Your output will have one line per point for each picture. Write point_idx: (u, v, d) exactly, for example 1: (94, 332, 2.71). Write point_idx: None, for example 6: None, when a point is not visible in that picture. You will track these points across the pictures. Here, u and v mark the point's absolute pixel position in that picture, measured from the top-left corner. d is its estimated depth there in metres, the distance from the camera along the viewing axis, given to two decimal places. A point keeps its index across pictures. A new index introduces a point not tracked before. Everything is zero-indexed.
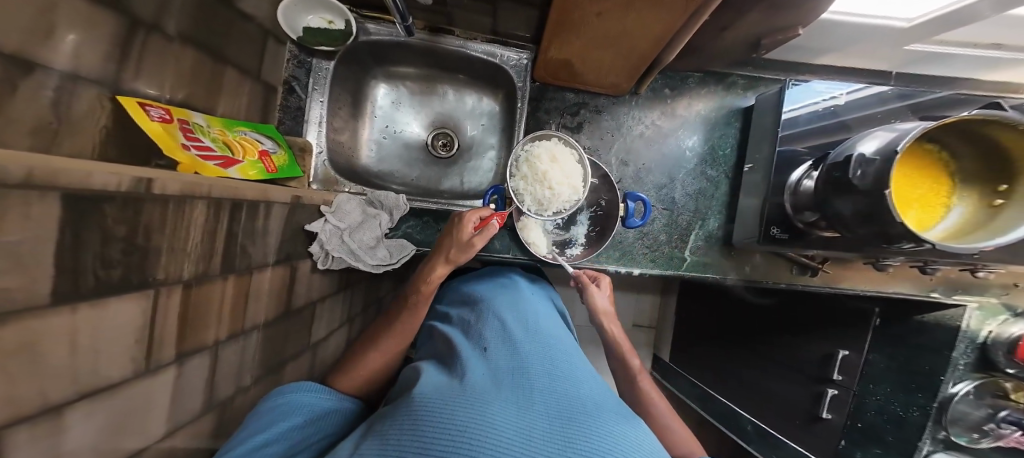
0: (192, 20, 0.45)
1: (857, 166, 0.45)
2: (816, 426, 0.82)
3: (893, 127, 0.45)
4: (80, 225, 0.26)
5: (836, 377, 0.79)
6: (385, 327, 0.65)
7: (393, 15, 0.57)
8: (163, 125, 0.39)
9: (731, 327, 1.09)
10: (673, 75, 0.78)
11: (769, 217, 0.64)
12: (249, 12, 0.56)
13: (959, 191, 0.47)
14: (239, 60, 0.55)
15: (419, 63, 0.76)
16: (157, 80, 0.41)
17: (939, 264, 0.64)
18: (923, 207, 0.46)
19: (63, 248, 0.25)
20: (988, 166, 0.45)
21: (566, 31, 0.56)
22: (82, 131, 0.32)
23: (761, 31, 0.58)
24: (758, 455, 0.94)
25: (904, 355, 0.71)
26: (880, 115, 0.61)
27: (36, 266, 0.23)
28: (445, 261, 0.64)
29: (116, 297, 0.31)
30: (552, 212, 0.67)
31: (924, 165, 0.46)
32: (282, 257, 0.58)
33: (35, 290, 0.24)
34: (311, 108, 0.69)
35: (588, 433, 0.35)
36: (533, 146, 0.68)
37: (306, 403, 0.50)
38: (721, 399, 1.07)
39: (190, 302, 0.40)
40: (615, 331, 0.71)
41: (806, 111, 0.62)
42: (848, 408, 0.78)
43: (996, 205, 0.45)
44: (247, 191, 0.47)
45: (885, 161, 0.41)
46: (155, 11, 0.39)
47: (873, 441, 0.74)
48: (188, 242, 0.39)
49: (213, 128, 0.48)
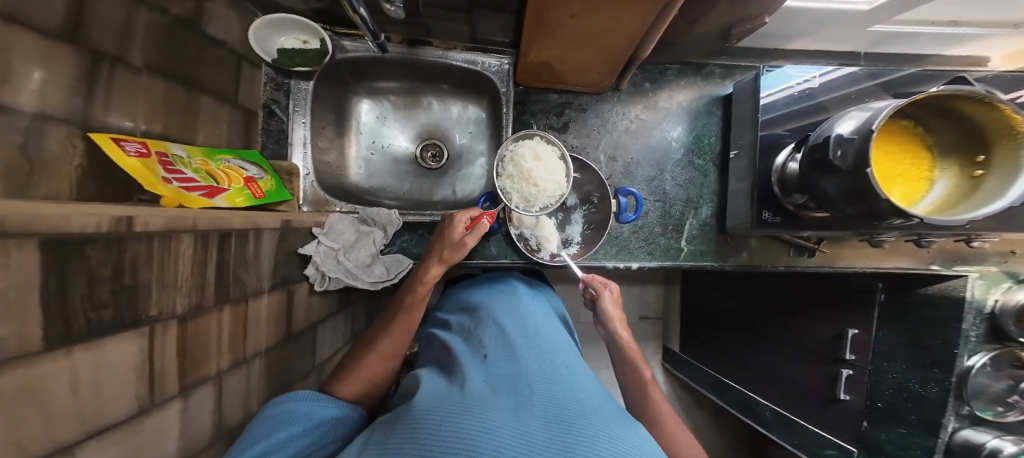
0: (159, 52, 0.45)
1: (836, 146, 0.44)
2: (835, 408, 0.81)
3: (867, 107, 0.45)
4: (63, 269, 0.26)
5: (849, 357, 0.79)
6: (380, 332, 0.63)
7: (363, 33, 0.58)
8: (141, 160, 0.39)
9: (738, 313, 1.08)
10: (651, 69, 0.78)
11: (760, 201, 0.63)
12: (219, 37, 0.56)
13: (941, 164, 0.47)
14: (214, 86, 0.55)
15: (400, 76, 0.77)
16: (131, 115, 0.42)
17: (933, 237, 0.64)
18: (908, 182, 0.46)
19: (49, 292, 0.26)
20: (963, 139, 0.46)
21: (541, 33, 0.56)
22: (55, 172, 0.33)
23: (731, 20, 0.58)
24: (779, 440, 0.93)
25: (915, 331, 0.70)
26: (856, 94, 0.61)
27: (24, 312, 0.24)
28: (439, 261, 0.64)
29: (111, 338, 0.31)
30: (539, 208, 0.67)
31: (904, 140, 0.46)
32: (277, 282, 0.58)
33: (26, 335, 0.24)
34: (294, 129, 0.70)
35: (585, 439, 0.35)
36: (515, 145, 0.67)
37: (302, 411, 0.48)
38: (738, 388, 1.05)
39: (187, 334, 0.41)
40: (626, 340, 0.69)
41: (783, 95, 0.62)
42: (865, 387, 0.76)
43: (977, 177, 0.46)
44: (233, 219, 0.47)
45: (864, 140, 0.41)
46: (119, 44, 0.39)
47: (895, 420, 0.71)
48: (178, 277, 0.39)
49: (194, 158, 0.49)
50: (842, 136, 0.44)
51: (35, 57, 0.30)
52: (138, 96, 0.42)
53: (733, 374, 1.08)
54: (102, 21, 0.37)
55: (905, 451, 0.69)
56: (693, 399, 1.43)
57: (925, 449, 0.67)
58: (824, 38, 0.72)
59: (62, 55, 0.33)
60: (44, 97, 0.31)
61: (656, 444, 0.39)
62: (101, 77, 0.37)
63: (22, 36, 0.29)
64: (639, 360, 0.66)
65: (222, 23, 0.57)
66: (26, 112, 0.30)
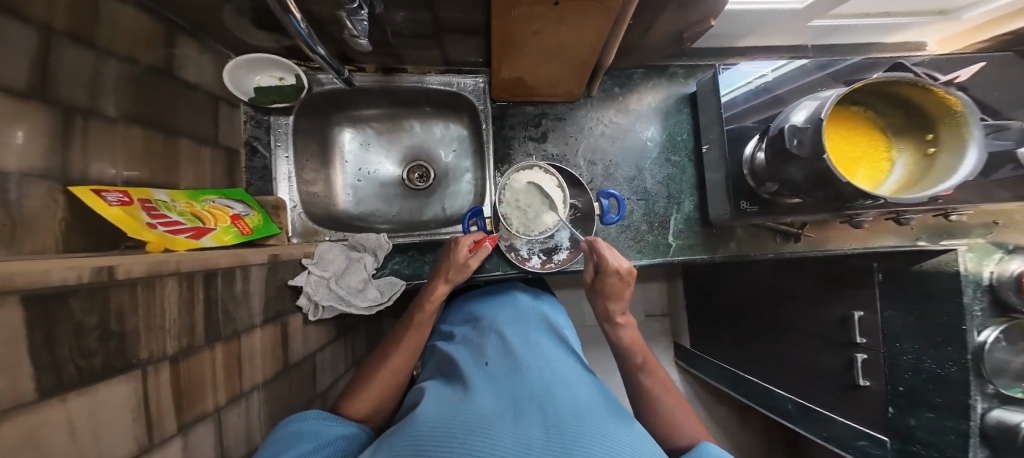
0: (135, 101, 0.47)
1: (792, 135, 0.50)
2: (857, 394, 0.78)
3: (818, 97, 0.51)
4: (49, 321, 0.28)
5: (859, 340, 0.77)
6: (391, 347, 0.64)
7: (328, 71, 0.60)
8: (123, 208, 0.41)
9: (743, 304, 1.08)
10: (618, 75, 0.81)
11: (736, 192, 0.65)
12: (195, 81, 0.58)
13: (896, 145, 0.54)
14: (194, 129, 0.57)
15: (380, 103, 0.79)
16: (110, 165, 0.43)
17: (914, 212, 0.64)
18: (869, 164, 0.52)
19: (38, 343, 0.27)
20: (912, 122, 0.53)
21: (508, 51, 0.58)
22: (38, 228, 0.34)
23: (682, 25, 0.61)
24: (806, 433, 0.91)
25: (917, 309, 0.69)
26: (806, 83, 0.63)
27: (14, 365, 0.25)
28: (445, 281, 0.64)
29: (103, 384, 0.32)
30: (539, 232, 0.68)
31: (858, 125, 0.53)
32: (271, 315, 0.59)
33: (16, 387, 0.25)
34: (278, 164, 0.72)
35: (584, 441, 0.35)
36: (514, 173, 0.69)
37: (312, 430, 0.48)
38: (757, 382, 1.03)
39: (181, 374, 0.42)
40: (621, 325, 0.66)
41: (739, 95, 0.67)
42: (882, 371, 0.75)
43: (931, 154, 0.52)
44: (219, 258, 0.48)
45: (817, 129, 0.45)
46: (91, 97, 0.40)
47: (921, 405, 0.68)
48: (166, 320, 0.40)
49: (179, 201, 0.51)
50: (797, 126, 0.49)
51: (9, 119, 0.32)
52: (115, 146, 0.44)
53: (749, 366, 1.07)
54: (75, 79, 0.39)
55: (939, 436, 0.66)
56: (712, 392, 1.41)
57: (959, 435, 0.63)
58: (771, 34, 0.75)
59: (35, 114, 0.34)
60: (22, 155, 0.33)
61: (656, 445, 0.39)
62: (76, 130, 0.39)
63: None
64: (633, 344, 0.65)
65: (195, 66, 0.58)
66: (5, 170, 0.32)
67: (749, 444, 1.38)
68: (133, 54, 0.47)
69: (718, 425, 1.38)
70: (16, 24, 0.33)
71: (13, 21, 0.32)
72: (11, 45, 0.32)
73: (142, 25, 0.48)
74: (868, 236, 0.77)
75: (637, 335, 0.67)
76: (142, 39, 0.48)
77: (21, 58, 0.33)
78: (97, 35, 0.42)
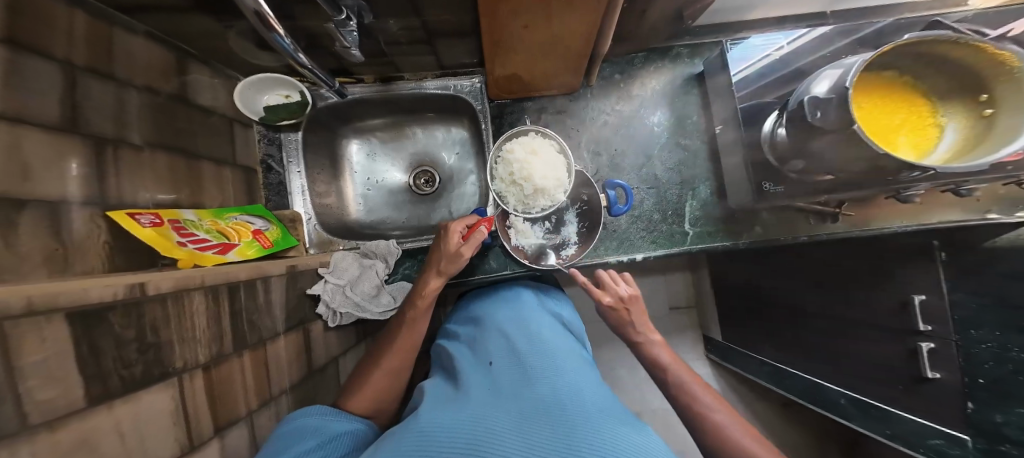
0: (156, 129, 0.51)
1: (814, 108, 0.45)
2: (925, 389, 0.69)
3: (842, 64, 0.46)
4: (90, 336, 0.31)
5: (924, 328, 0.68)
6: (385, 344, 0.65)
7: (318, 83, 0.62)
8: (155, 228, 0.44)
9: (778, 292, 1.00)
10: (617, 60, 0.78)
11: (757, 173, 0.61)
12: (209, 105, 0.62)
13: (944, 110, 0.48)
14: (212, 151, 0.62)
15: (384, 113, 0.81)
16: (143, 191, 0.48)
17: (974, 182, 0.56)
18: (911, 133, 0.47)
19: (81, 356, 0.30)
20: (960, 83, 0.46)
21: (501, 49, 0.57)
22: (84, 252, 0.39)
23: (680, 2, 0.57)
24: (865, 431, 0.82)
25: (997, 289, 0.60)
26: (829, 53, 0.59)
27: (65, 376, 0.29)
28: (437, 273, 0.65)
29: (143, 391, 0.36)
30: (538, 209, 0.68)
31: (896, 92, 0.47)
32: (292, 323, 0.63)
33: (70, 397, 0.29)
34: (291, 179, 0.76)
35: (590, 439, 0.34)
36: (505, 143, 0.69)
37: (314, 426, 0.50)
38: (800, 375, 0.95)
39: (213, 381, 0.45)
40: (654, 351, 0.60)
41: (752, 72, 0.63)
42: (956, 363, 0.64)
43: (987, 115, 0.46)
44: (240, 271, 0.52)
45: (843, 99, 0.41)
46: (118, 127, 0.45)
47: (1010, 400, 0.58)
48: (196, 330, 0.43)
49: (205, 220, 0.55)
50: (818, 98, 0.44)
51: (50, 155, 0.36)
52: (145, 173, 0.48)
53: (788, 359, 0.99)
54: (99, 111, 0.42)
55: None
56: (751, 388, 1.32)
57: None
58: (783, 4, 0.68)
59: (73, 149, 0.39)
60: (62, 189, 0.37)
61: (661, 438, 0.38)
62: (108, 159, 0.43)
63: (26, 133, 0.34)
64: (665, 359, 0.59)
65: (208, 91, 0.62)
66: (49, 201, 0.36)
67: (797, 441, 1.28)
68: (153, 88, 0.51)
69: (759, 422, 1.29)
70: (46, 65, 0.36)
71: (44, 64, 0.36)
72: (45, 89, 0.36)
73: (157, 60, 0.53)
74: (920, 211, 0.69)
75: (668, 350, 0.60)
76: (159, 73, 0.53)
77: (51, 99, 0.37)
78: (116, 70, 0.45)
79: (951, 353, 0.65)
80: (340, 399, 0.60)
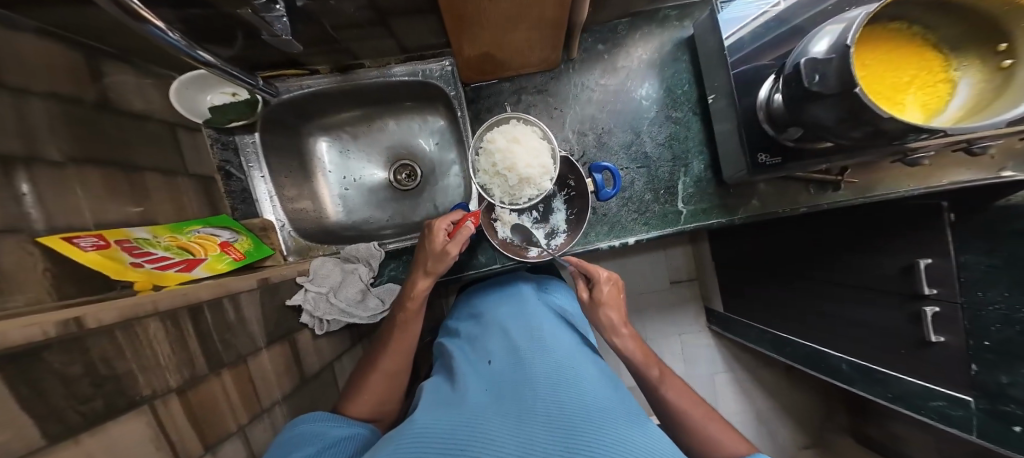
0: (76, 140, 0.46)
1: (812, 71, 0.40)
2: (928, 353, 0.67)
3: (843, 18, 0.40)
4: (29, 378, 0.27)
5: (929, 292, 0.65)
6: (378, 350, 0.63)
7: (235, 83, 0.54)
8: (99, 251, 0.41)
9: (779, 260, 0.97)
10: (600, 29, 0.71)
11: (753, 144, 0.57)
12: (141, 110, 0.58)
13: (957, 63, 0.43)
14: (155, 162, 0.58)
15: (354, 105, 0.76)
16: (74, 213, 0.44)
17: (984, 139, 0.52)
18: (918, 91, 0.43)
19: (24, 400, 0.27)
20: (975, 30, 0.41)
21: (467, 26, 0.51)
22: (20, 285, 0.36)
23: None
24: (866, 395, 0.81)
25: (1006, 248, 0.56)
26: (830, 6, 0.52)
27: (10, 420, 0.26)
28: (424, 274, 0.62)
29: (110, 424, 0.33)
30: (524, 201, 0.64)
31: (904, 46, 0.42)
32: (275, 335, 0.60)
33: (20, 441, 0.26)
34: (255, 185, 0.73)
35: (594, 442, 0.32)
36: (487, 133, 0.64)
37: (315, 431, 0.47)
38: (801, 343, 0.94)
39: (193, 403, 0.43)
40: (629, 345, 0.59)
41: (744, 35, 0.57)
42: (961, 325, 0.62)
43: (1006, 67, 0.41)
44: (202, 291, 0.48)
45: (842, 59, 0.36)
46: (27, 144, 0.40)
47: (1016, 361, 0.55)
48: (159, 357, 0.40)
49: (162, 236, 0.52)
50: (817, 59, 0.39)
51: None
52: (73, 192, 0.45)
53: (789, 328, 0.97)
54: None
55: None
56: (753, 355, 1.32)
57: None
58: None
59: None
60: None
61: (670, 441, 0.35)
62: (21, 180, 0.39)
63: None
64: (640, 355, 0.58)
65: (138, 93, 0.58)
66: None
67: (803, 404, 1.30)
68: (59, 94, 0.46)
69: (762, 387, 1.31)
70: None
71: None
72: None
73: (58, 59, 0.46)
74: (930, 172, 0.65)
75: (642, 345, 0.60)
76: (66, 76, 0.47)
77: None
78: (7, 77, 0.40)
79: (955, 316, 0.62)
80: (337, 405, 0.59)
